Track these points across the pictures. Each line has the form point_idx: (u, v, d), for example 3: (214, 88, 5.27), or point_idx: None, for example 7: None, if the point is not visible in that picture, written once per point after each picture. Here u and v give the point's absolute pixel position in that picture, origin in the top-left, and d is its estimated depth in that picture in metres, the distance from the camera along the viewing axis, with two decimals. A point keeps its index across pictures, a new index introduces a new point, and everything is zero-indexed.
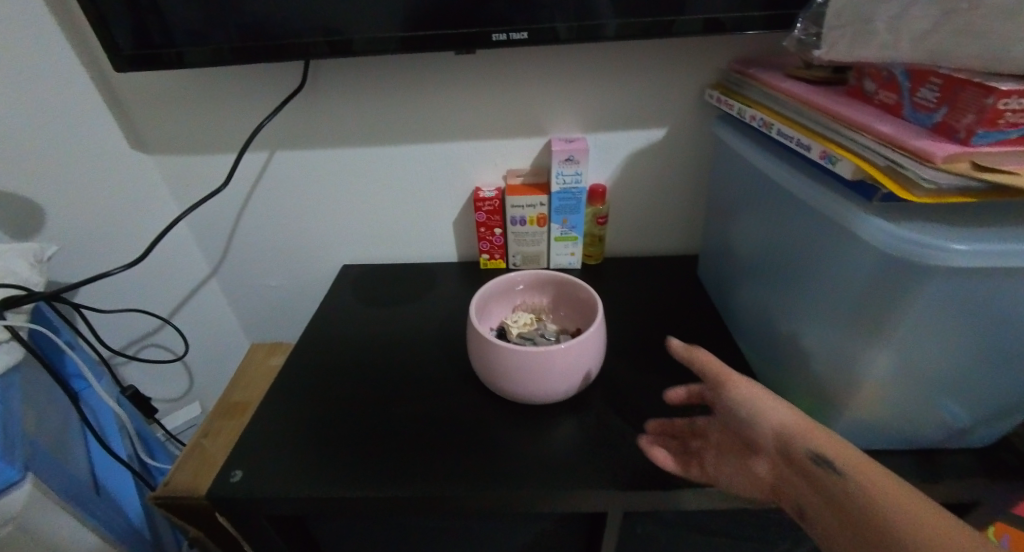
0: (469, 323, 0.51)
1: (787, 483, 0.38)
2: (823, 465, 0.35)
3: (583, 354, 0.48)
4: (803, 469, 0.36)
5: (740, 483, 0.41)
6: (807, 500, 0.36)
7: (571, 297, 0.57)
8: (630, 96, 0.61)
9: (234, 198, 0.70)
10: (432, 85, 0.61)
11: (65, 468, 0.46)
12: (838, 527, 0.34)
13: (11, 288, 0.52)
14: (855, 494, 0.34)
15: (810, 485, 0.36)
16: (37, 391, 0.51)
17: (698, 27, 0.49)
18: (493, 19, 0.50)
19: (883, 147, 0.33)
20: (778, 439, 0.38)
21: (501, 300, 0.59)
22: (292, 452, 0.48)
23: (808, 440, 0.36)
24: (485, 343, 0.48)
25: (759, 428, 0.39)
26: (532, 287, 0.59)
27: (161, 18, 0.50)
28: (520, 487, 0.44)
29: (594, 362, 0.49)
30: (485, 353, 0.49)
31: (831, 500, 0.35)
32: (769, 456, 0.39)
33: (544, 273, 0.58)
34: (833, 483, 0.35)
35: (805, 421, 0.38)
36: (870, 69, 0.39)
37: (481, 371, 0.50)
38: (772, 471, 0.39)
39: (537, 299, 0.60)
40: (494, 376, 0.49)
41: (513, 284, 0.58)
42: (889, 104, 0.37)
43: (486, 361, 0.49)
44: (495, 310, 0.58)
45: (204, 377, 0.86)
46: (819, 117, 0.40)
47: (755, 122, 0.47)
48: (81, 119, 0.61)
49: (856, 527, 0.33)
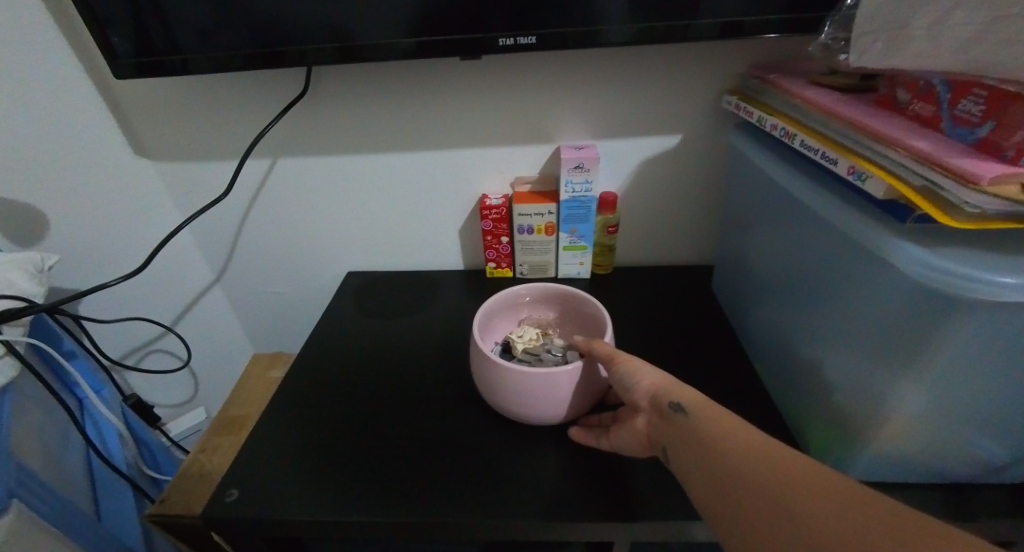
0: (472, 340, 0.49)
1: (657, 437, 0.38)
2: (680, 414, 0.37)
3: (589, 376, 0.46)
4: (668, 422, 0.37)
5: (625, 443, 0.42)
6: (671, 449, 0.37)
7: (579, 312, 0.55)
8: (644, 101, 0.59)
9: (237, 205, 0.69)
10: (438, 90, 0.59)
11: (55, 492, 0.45)
12: (693, 471, 0.35)
13: (10, 301, 0.51)
14: (709, 436, 0.35)
15: (671, 432, 0.37)
16: (30, 408, 0.50)
17: (715, 31, 0.47)
18: (501, 23, 0.48)
19: (919, 164, 0.30)
20: (648, 398, 0.39)
21: (505, 314, 0.57)
22: (288, 473, 0.47)
23: (675, 395, 0.38)
24: (487, 363, 0.47)
25: (634, 391, 0.41)
26: (538, 300, 0.57)
27: (160, 24, 0.48)
28: (522, 517, 0.42)
29: (601, 383, 0.47)
30: (488, 372, 0.47)
31: (687, 447, 0.35)
32: (643, 412, 0.40)
33: (550, 286, 0.56)
34: (689, 429, 0.36)
35: (673, 381, 0.39)
36: (904, 77, 0.37)
37: (483, 391, 0.49)
38: (646, 426, 0.40)
39: (544, 313, 0.58)
40: (496, 396, 0.47)
41: (519, 297, 0.56)
42: (924, 116, 0.35)
43: (489, 381, 0.47)
44: (498, 324, 0.57)
45: (207, 384, 0.85)
46: (847, 129, 0.37)
47: (775, 132, 0.44)
48: (81, 126, 0.59)
49: (710, 467, 0.33)
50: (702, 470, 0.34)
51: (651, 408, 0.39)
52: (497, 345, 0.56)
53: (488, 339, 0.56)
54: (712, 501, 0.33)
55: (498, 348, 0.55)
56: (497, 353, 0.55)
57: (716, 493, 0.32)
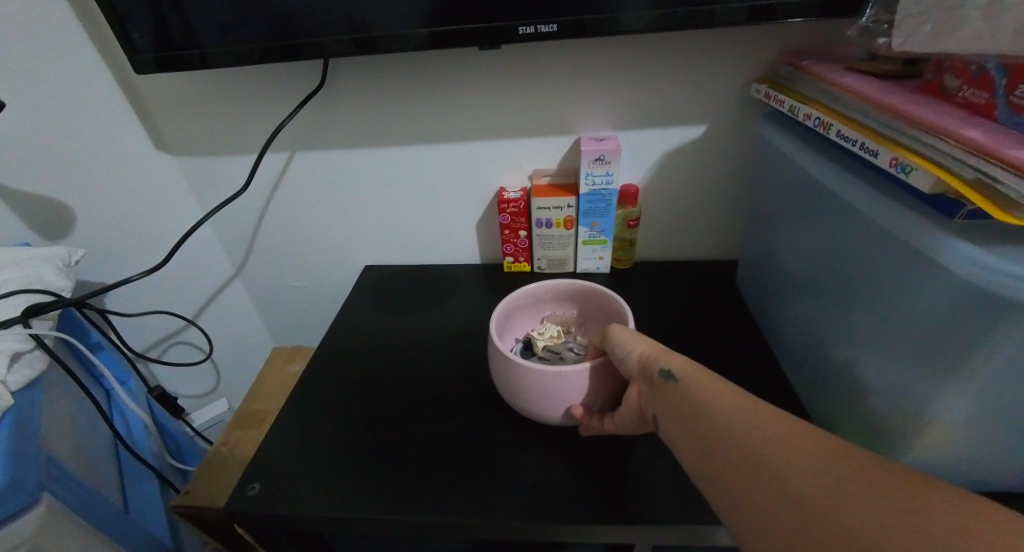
0: (490, 339, 0.48)
1: (649, 405, 0.39)
2: (669, 380, 0.37)
3: (608, 377, 0.44)
4: (659, 389, 0.38)
5: (624, 417, 0.42)
6: (660, 415, 0.37)
7: (601, 310, 0.54)
8: (668, 91, 0.57)
9: (256, 199, 0.69)
10: (456, 82, 0.58)
11: (85, 483, 0.46)
12: (681, 435, 0.35)
13: (38, 295, 0.52)
14: (702, 404, 0.35)
15: (661, 400, 0.38)
16: (59, 401, 0.51)
17: (746, 16, 0.44)
18: (522, 10, 0.46)
19: (971, 155, 0.28)
20: (639, 367, 0.40)
21: (525, 311, 0.56)
22: (307, 468, 0.47)
23: (664, 362, 0.38)
24: (504, 363, 0.46)
25: (626, 362, 0.41)
26: (559, 297, 0.56)
27: (179, 17, 0.48)
28: (541, 518, 0.41)
29: (622, 385, 0.45)
30: (505, 375, 0.46)
31: (677, 412, 0.36)
32: (635, 380, 0.41)
33: (570, 282, 0.54)
34: (679, 394, 0.36)
35: (663, 349, 0.40)
36: (952, 62, 0.34)
37: (502, 390, 0.48)
38: (640, 395, 0.40)
39: (566, 311, 0.57)
40: (515, 398, 0.47)
41: (540, 294, 0.55)
42: (975, 104, 0.32)
43: (507, 381, 0.46)
44: (519, 321, 0.56)
45: (229, 376, 0.86)
46: (889, 119, 0.35)
47: (809, 122, 0.42)
48: (103, 122, 0.60)
49: (701, 432, 0.34)
50: (695, 438, 0.34)
51: (643, 377, 0.40)
52: (518, 342, 0.55)
53: (510, 336, 0.55)
54: (701, 466, 0.33)
55: (519, 345, 0.55)
56: (518, 350, 0.54)
57: (712, 463, 0.32)
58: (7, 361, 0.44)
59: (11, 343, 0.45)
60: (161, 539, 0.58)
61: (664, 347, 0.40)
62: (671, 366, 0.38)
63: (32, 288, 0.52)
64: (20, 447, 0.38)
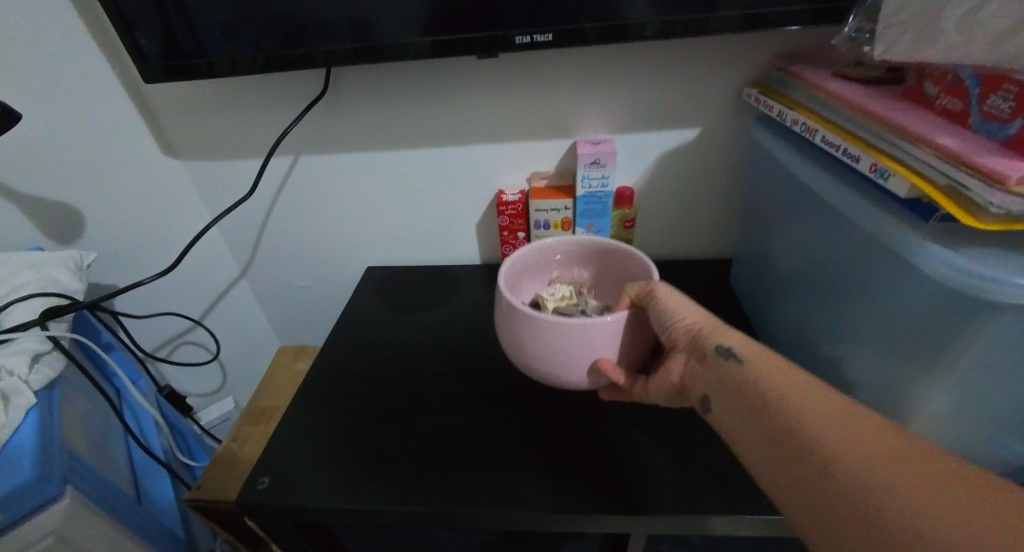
0: (500, 298, 0.48)
1: (695, 379, 0.40)
2: (725, 356, 0.38)
3: (636, 332, 0.46)
4: (709, 363, 0.39)
5: (657, 388, 0.43)
6: (708, 389, 0.39)
7: (613, 269, 0.56)
8: (663, 94, 0.58)
9: (262, 202, 0.70)
10: (457, 86, 0.60)
11: (101, 475, 0.48)
12: (731, 413, 0.37)
13: (55, 298, 0.54)
14: (761, 390, 0.36)
15: (712, 376, 0.39)
16: (75, 399, 0.52)
17: (737, 24, 0.46)
18: (519, 20, 0.48)
19: (945, 162, 0.30)
20: (690, 338, 0.41)
21: (536, 271, 0.58)
22: (316, 461, 0.49)
23: (720, 337, 0.39)
24: (524, 322, 0.45)
25: (674, 329, 0.42)
26: (573, 259, 0.58)
27: (188, 28, 0.50)
28: (542, 509, 0.43)
29: (646, 344, 0.47)
30: (512, 322, 0.47)
31: (732, 392, 0.37)
32: (682, 352, 0.42)
33: (583, 242, 0.56)
34: (735, 373, 0.37)
35: (717, 323, 0.41)
36: (932, 70, 0.36)
37: (515, 351, 0.48)
38: (685, 369, 0.41)
39: (576, 273, 0.59)
40: (521, 350, 0.47)
41: (552, 255, 0.57)
42: (953, 111, 0.34)
43: (526, 339, 0.46)
44: (529, 280, 0.58)
45: (235, 376, 0.87)
46: (871, 125, 0.36)
47: (797, 127, 0.43)
48: (112, 127, 0.61)
49: (759, 415, 0.35)
50: (759, 427, 0.35)
51: (692, 348, 0.41)
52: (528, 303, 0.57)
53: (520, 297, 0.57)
54: (759, 459, 0.34)
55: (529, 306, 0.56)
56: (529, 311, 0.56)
57: (778, 458, 0.33)
58: (28, 362, 0.46)
59: (32, 344, 0.47)
60: (173, 532, 0.60)
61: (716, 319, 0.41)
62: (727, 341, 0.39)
63: (47, 291, 0.54)
64: (45, 439, 0.40)
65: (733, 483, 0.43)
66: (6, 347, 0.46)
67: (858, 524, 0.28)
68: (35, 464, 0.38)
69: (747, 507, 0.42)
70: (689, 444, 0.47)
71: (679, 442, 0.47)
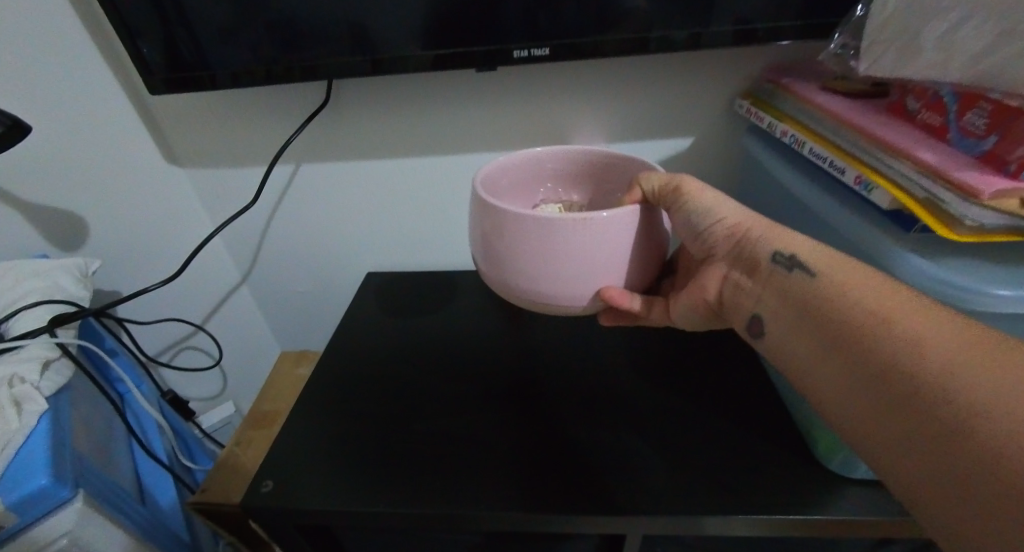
0: (475, 191, 0.40)
1: (740, 289, 0.39)
2: (785, 264, 0.37)
3: (646, 236, 0.38)
4: (760, 273, 0.38)
5: (692, 304, 0.42)
6: (761, 302, 0.38)
7: (612, 186, 0.49)
8: (658, 104, 0.59)
9: (263, 209, 0.72)
10: (457, 96, 0.61)
11: (109, 479, 0.48)
12: (794, 325, 0.36)
13: (61, 305, 0.55)
14: (831, 304, 0.34)
15: (765, 287, 0.38)
16: (82, 403, 0.53)
17: (729, 38, 0.48)
18: (519, 35, 0.49)
19: (924, 175, 0.32)
20: (733, 245, 0.39)
21: (520, 187, 0.50)
22: (321, 464, 0.50)
23: (772, 242, 0.37)
24: (502, 215, 0.37)
25: (713, 235, 0.39)
26: (569, 178, 0.50)
27: (194, 42, 0.50)
28: (543, 510, 0.44)
29: (663, 247, 0.40)
30: (499, 228, 0.38)
31: (795, 305, 0.36)
32: (724, 258, 0.40)
33: (578, 153, 0.48)
34: (795, 284, 0.36)
35: (764, 222, 0.38)
36: (914, 86, 0.38)
37: (495, 260, 0.40)
38: (725, 280, 0.40)
39: (568, 196, 0.51)
40: (511, 264, 0.39)
41: (546, 169, 0.49)
42: (932, 125, 0.36)
43: (505, 239, 0.38)
44: (508, 191, 0.48)
45: (237, 381, 0.88)
46: (854, 136, 0.38)
47: (786, 138, 0.45)
48: (117, 136, 0.62)
49: (829, 330, 0.34)
50: (834, 351, 0.33)
51: (734, 256, 0.39)
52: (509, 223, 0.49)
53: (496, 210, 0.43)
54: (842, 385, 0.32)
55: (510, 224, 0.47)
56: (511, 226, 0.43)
57: (859, 386, 0.31)
58: (39, 368, 0.47)
59: (42, 350, 0.49)
60: (179, 535, 0.61)
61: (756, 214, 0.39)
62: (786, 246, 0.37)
63: (54, 299, 0.55)
64: (53, 444, 0.41)
65: (728, 484, 0.45)
66: (16, 353, 0.48)
67: (953, 454, 0.27)
68: (47, 470, 0.39)
69: (742, 508, 0.43)
70: (684, 445, 0.48)
71: (675, 444, 0.49)
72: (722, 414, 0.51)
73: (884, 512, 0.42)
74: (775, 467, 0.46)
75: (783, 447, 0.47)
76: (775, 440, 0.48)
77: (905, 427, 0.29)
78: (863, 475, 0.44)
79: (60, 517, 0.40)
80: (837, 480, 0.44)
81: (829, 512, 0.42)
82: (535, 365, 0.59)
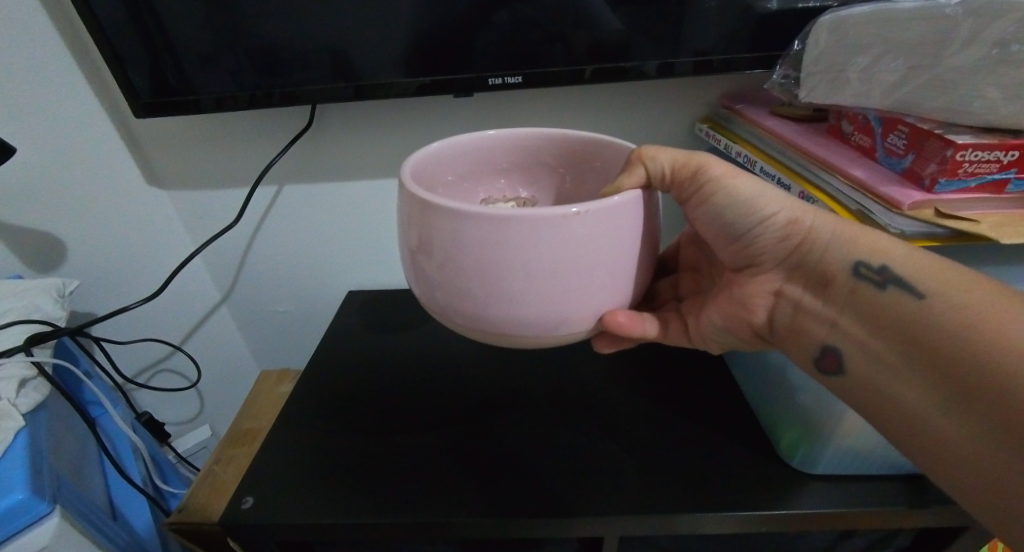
0: (409, 188, 0.35)
1: (797, 303, 0.40)
2: (873, 279, 0.36)
3: (630, 237, 0.35)
4: (834, 287, 0.38)
5: (730, 318, 0.43)
6: (836, 326, 0.38)
7: (571, 182, 0.48)
8: (625, 126, 0.64)
9: (244, 230, 0.73)
10: (436, 119, 0.64)
11: (84, 497, 0.48)
12: (871, 331, 0.37)
13: (37, 325, 0.55)
14: (950, 342, 0.32)
15: (837, 303, 0.38)
16: (60, 420, 0.53)
17: (690, 67, 0.53)
18: (494, 63, 0.53)
19: (857, 191, 0.40)
20: (788, 251, 0.39)
21: (459, 183, 0.47)
22: (299, 479, 0.50)
23: (851, 252, 0.37)
24: (443, 222, 0.33)
25: (764, 238, 0.39)
26: (512, 171, 0.49)
27: (181, 69, 0.52)
28: (519, 514, 0.45)
29: (659, 242, 0.38)
30: (443, 243, 0.34)
31: (897, 333, 0.35)
32: (777, 269, 0.40)
33: (526, 141, 0.47)
34: (890, 303, 0.35)
35: (825, 220, 0.38)
36: (847, 113, 0.45)
37: (435, 278, 0.36)
38: (781, 291, 0.41)
39: (515, 192, 0.50)
40: (462, 285, 0.35)
41: (488, 163, 0.48)
42: (864, 146, 0.43)
43: (444, 253, 0.34)
44: (444, 183, 0.45)
45: (215, 404, 0.87)
46: (798, 157, 0.46)
47: (740, 158, 0.52)
48: (96, 161, 0.62)
49: (910, 334, 0.34)
50: (963, 399, 0.31)
51: (791, 266, 0.40)
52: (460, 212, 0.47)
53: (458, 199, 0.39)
54: (913, 377, 0.34)
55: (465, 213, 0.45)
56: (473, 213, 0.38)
57: (961, 414, 0.32)
58: (16, 387, 0.47)
59: (17, 369, 0.49)
60: None
61: (812, 210, 0.38)
62: (872, 258, 0.36)
63: (31, 319, 0.55)
64: (30, 461, 0.41)
65: (699, 482, 0.47)
66: None
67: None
68: (24, 485, 0.39)
69: (713, 506, 0.45)
70: (658, 448, 0.51)
71: (650, 448, 0.51)
72: (694, 416, 0.54)
73: (846, 503, 0.45)
74: (743, 466, 0.48)
75: (751, 446, 0.50)
76: (744, 439, 0.51)
77: (982, 438, 0.31)
78: (826, 471, 0.47)
79: (40, 531, 0.40)
80: (802, 476, 0.47)
81: (797, 506, 0.45)
82: (516, 379, 0.61)
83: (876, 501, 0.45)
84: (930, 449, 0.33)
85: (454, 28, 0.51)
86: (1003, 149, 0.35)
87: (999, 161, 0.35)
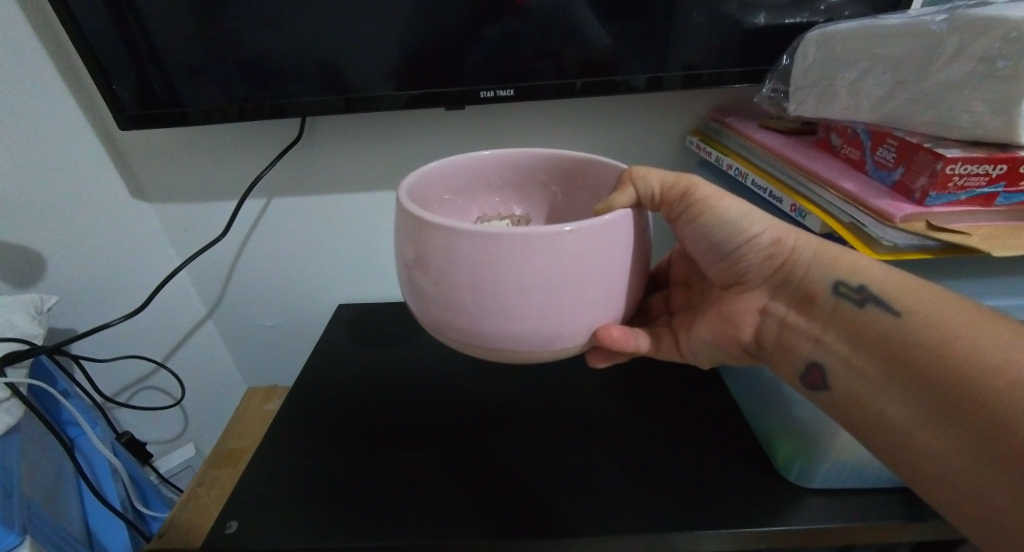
0: (404, 204, 0.35)
1: (783, 321, 0.40)
2: (853, 298, 0.36)
3: (624, 252, 0.34)
4: (817, 305, 0.38)
5: (717, 334, 0.43)
6: (819, 343, 0.38)
7: (566, 196, 0.48)
8: (616, 140, 0.64)
9: (231, 244, 0.71)
10: (427, 131, 0.64)
11: (57, 524, 0.46)
12: (852, 349, 0.36)
13: (10, 344, 0.53)
14: (931, 363, 0.32)
15: (820, 322, 0.38)
16: (32, 443, 0.51)
17: (680, 81, 0.53)
18: (486, 77, 0.53)
19: (848, 204, 0.40)
20: (774, 269, 0.39)
21: (454, 203, 0.47)
22: (286, 502, 0.48)
23: (829, 271, 0.37)
24: (437, 236, 0.33)
25: (750, 256, 0.39)
26: (506, 189, 0.49)
27: (166, 80, 0.51)
28: (512, 534, 0.44)
29: (649, 258, 0.37)
30: (437, 258, 0.33)
31: (873, 350, 0.35)
32: (762, 287, 0.40)
33: (520, 158, 0.46)
34: (868, 321, 0.35)
35: (808, 241, 0.38)
36: (837, 126, 0.46)
37: (429, 292, 0.35)
38: (766, 310, 0.40)
39: (508, 210, 0.50)
40: (456, 301, 0.34)
41: (483, 180, 0.47)
42: (854, 159, 0.44)
43: (437, 267, 0.33)
44: (439, 201, 0.45)
45: (199, 423, 0.85)
46: (788, 170, 0.46)
47: (731, 170, 0.53)
48: (77, 174, 0.60)
49: (891, 354, 0.34)
50: (943, 416, 0.31)
51: (777, 284, 0.40)
52: None
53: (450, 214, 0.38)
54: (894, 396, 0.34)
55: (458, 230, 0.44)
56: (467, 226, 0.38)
57: (947, 433, 0.31)
58: None
59: None
60: None
61: (796, 230, 0.38)
62: (850, 277, 0.36)
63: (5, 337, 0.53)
64: None
65: (695, 499, 0.46)
66: None
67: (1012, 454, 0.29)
68: None
69: (708, 523, 0.44)
70: (653, 464, 0.50)
71: (645, 463, 0.50)
72: (687, 431, 0.53)
73: (843, 518, 0.44)
74: (739, 482, 0.48)
75: (747, 461, 0.50)
76: (739, 454, 0.50)
77: (968, 456, 0.30)
78: (822, 485, 0.46)
79: None
80: (799, 490, 0.46)
81: (793, 521, 0.44)
82: (509, 394, 0.60)
83: (872, 516, 0.44)
84: (914, 469, 0.33)
85: (445, 42, 0.51)
86: (991, 163, 0.35)
87: (987, 174, 0.35)
